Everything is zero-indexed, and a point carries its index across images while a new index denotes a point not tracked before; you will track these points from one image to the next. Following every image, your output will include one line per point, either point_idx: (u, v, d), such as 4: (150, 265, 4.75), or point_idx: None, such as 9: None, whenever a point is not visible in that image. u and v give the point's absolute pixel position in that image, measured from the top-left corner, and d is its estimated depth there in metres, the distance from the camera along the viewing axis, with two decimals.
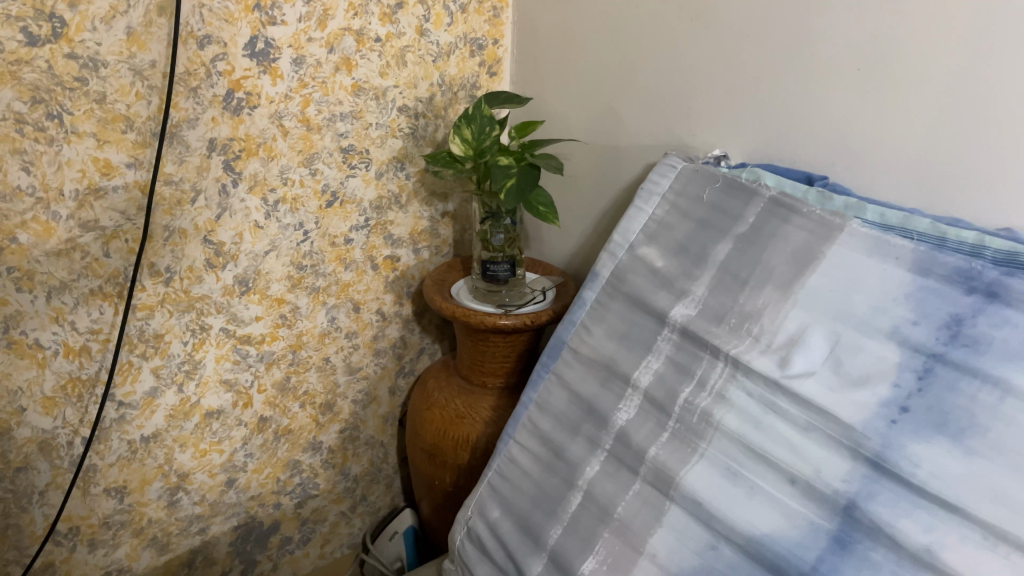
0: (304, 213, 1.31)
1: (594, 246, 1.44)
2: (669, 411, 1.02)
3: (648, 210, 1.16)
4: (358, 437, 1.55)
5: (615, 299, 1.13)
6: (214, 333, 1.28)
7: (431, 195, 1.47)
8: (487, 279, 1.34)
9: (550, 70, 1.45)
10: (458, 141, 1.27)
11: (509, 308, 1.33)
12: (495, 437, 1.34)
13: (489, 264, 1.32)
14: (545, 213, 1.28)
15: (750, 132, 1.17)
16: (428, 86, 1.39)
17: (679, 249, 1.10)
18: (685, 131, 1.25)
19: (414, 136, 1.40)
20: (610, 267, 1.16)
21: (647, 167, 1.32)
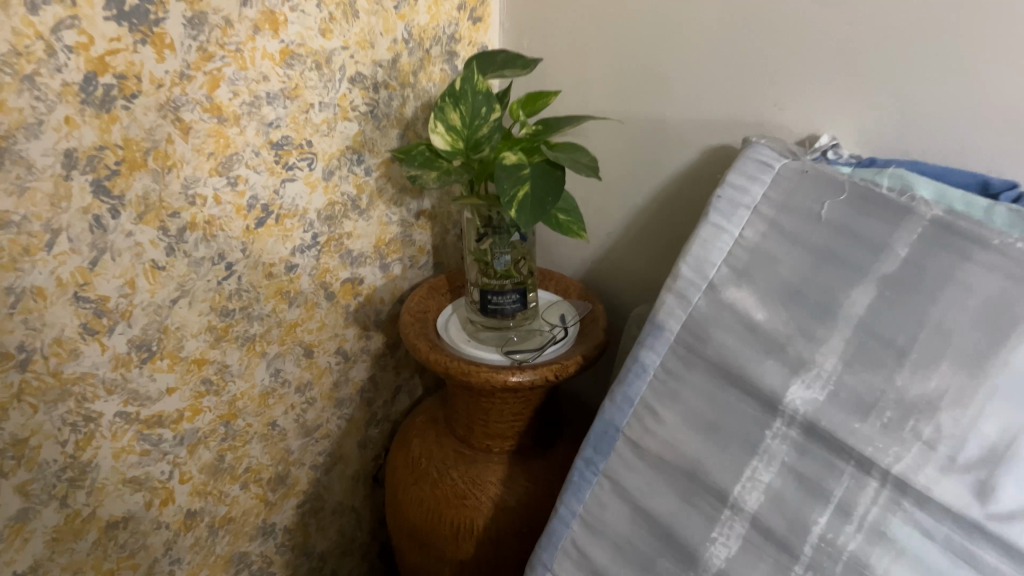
0: (224, 239, 0.91)
1: (634, 254, 1.07)
2: (796, 552, 0.68)
3: (734, 230, 0.79)
4: (322, 508, 1.19)
5: (692, 367, 0.77)
6: (107, 421, 0.89)
7: (402, 192, 1.08)
8: (489, 313, 0.98)
9: (553, 10, 1.05)
10: (441, 128, 0.87)
11: (521, 355, 0.96)
12: (510, 525, 1.00)
13: (490, 296, 0.96)
14: (571, 228, 0.92)
15: (878, 109, 0.79)
16: (389, 43, 0.98)
17: (789, 293, 0.74)
18: (762, 105, 0.87)
19: (373, 115, 1.00)
20: (680, 316, 0.79)
21: (705, 154, 0.94)
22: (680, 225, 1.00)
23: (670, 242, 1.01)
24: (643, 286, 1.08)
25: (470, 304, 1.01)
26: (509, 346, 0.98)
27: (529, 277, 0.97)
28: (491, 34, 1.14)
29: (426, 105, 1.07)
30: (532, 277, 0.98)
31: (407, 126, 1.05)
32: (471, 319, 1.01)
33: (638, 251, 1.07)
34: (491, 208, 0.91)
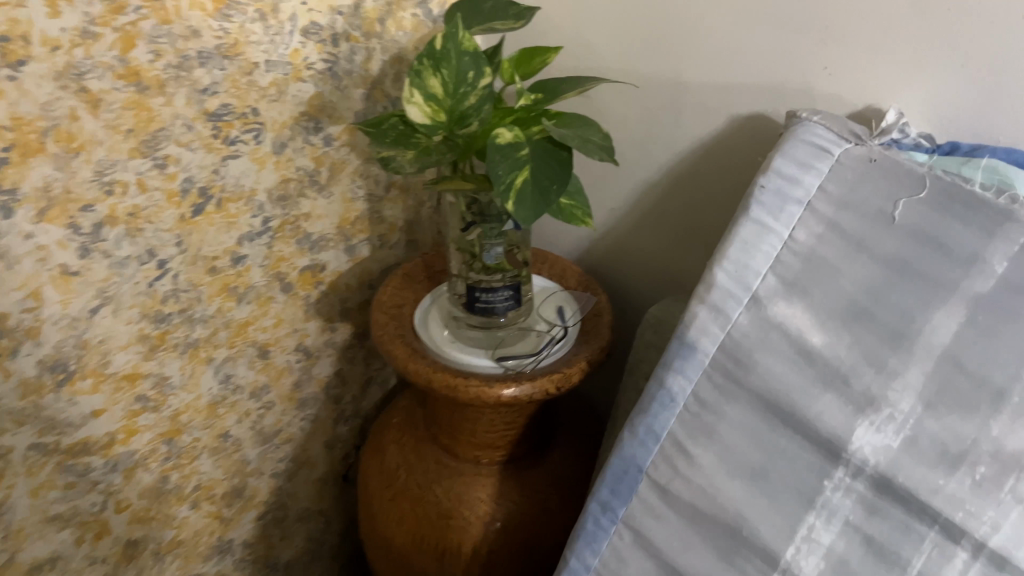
0: (154, 233, 0.74)
1: (644, 236, 0.93)
2: None
3: (782, 231, 0.64)
4: (286, 516, 1.06)
5: (731, 397, 0.64)
6: (19, 456, 0.73)
7: (368, 163, 0.91)
8: (476, 311, 0.83)
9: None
10: (417, 97, 0.70)
11: (515, 362, 0.82)
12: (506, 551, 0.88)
13: (478, 293, 0.81)
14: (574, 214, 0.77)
15: (959, 79, 0.64)
16: None
17: (854, 313, 0.61)
18: (808, 68, 0.72)
19: (333, 74, 0.83)
20: (715, 335, 0.65)
21: (733, 124, 0.79)
22: (701, 205, 0.85)
23: (688, 224, 0.87)
24: (654, 272, 0.94)
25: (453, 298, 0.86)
26: (501, 351, 0.84)
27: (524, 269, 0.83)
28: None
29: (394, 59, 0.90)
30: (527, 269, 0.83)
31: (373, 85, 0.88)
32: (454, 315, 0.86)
33: (650, 232, 0.92)
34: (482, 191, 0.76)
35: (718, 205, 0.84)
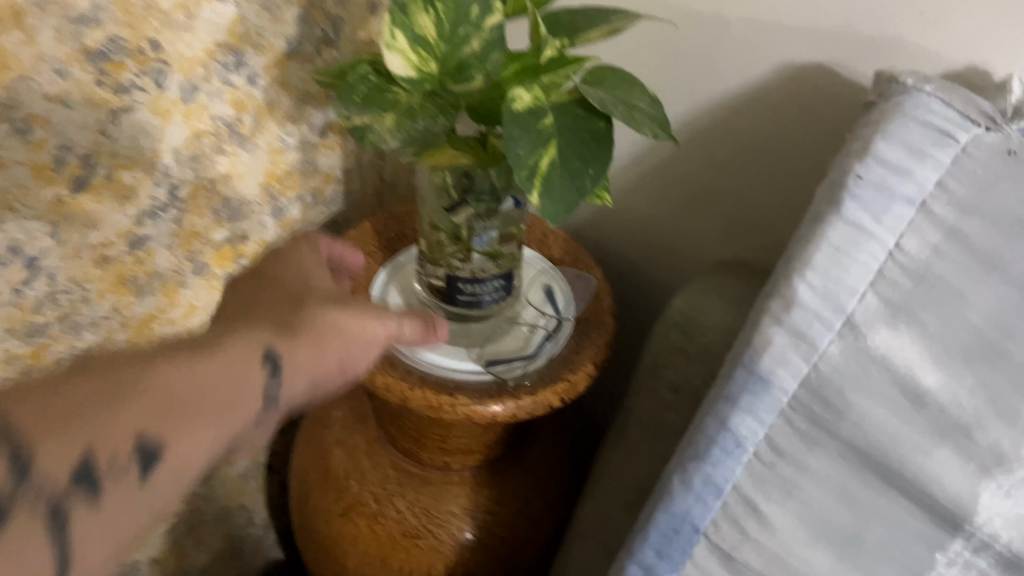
0: (21, 220, 0.56)
1: (645, 200, 0.78)
2: None
3: (888, 237, 0.50)
4: (202, 520, 0.90)
5: (817, 445, 0.51)
6: None
7: (303, 105, 0.70)
8: (457, 304, 0.66)
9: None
10: (398, 38, 0.51)
11: (506, 365, 0.66)
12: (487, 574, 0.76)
13: (462, 285, 0.64)
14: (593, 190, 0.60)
15: None
16: None
17: (980, 348, 0.49)
18: (896, 11, 0.56)
19: None
20: (796, 368, 0.52)
21: (781, 75, 0.63)
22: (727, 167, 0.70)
23: (706, 193, 0.72)
24: (655, 242, 0.80)
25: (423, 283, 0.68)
26: (488, 351, 0.67)
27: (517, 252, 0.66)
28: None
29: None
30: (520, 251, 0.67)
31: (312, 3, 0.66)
32: (424, 304, 0.69)
33: (653, 196, 0.77)
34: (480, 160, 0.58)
35: (749, 172, 0.69)
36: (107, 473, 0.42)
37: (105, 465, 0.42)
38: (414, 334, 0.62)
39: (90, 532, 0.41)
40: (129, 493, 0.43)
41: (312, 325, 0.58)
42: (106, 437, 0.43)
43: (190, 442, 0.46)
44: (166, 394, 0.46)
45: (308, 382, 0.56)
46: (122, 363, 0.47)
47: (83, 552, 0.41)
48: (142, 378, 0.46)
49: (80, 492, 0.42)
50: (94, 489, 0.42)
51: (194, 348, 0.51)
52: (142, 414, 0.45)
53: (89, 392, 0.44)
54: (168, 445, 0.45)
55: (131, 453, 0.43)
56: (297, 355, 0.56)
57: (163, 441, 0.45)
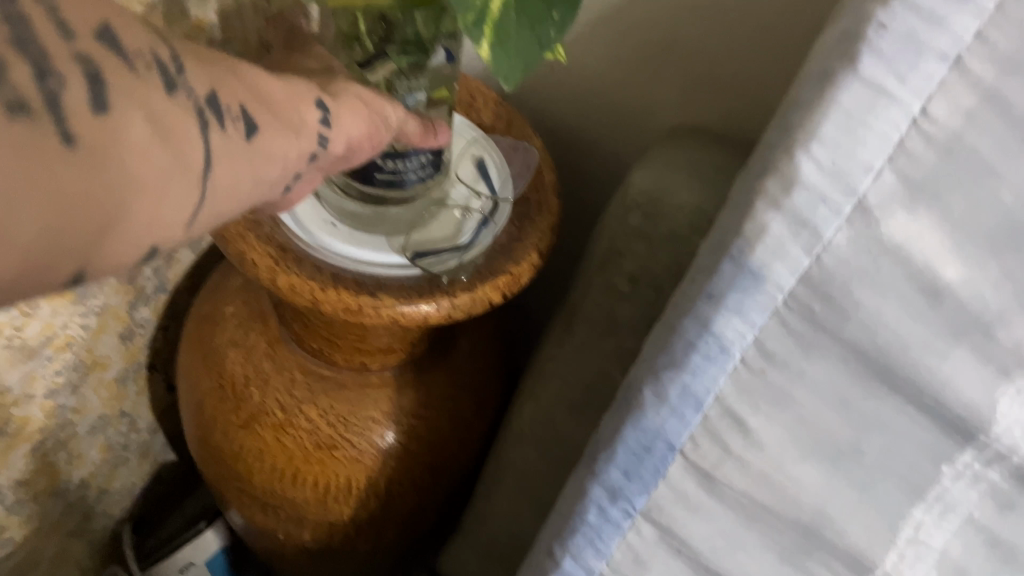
0: None
1: (605, 56, 0.72)
2: None
3: (916, 100, 0.41)
4: (75, 430, 0.80)
5: (813, 351, 0.44)
6: None
7: None
8: (377, 185, 0.57)
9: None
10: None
11: (448, 248, 0.57)
12: (418, 473, 0.71)
13: (383, 162, 0.55)
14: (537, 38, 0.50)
15: None
16: None
17: (1012, 236, 0.41)
18: None
19: None
20: (798, 257, 0.43)
21: None
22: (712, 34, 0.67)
23: (693, 64, 0.69)
24: (612, 102, 0.75)
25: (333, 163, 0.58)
26: (429, 236, 0.59)
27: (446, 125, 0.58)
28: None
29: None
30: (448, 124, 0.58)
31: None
32: (345, 188, 0.58)
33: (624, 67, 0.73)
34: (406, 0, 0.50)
35: (736, 37, 0.66)
36: (176, 82, 0.35)
37: (146, 65, 0.34)
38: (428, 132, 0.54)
39: (164, 173, 0.33)
40: (218, 135, 0.37)
41: (343, 93, 0.48)
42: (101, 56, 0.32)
43: (266, 143, 0.41)
44: (236, 77, 0.40)
45: (352, 145, 0.47)
46: (219, 57, 0.41)
47: (170, 200, 0.34)
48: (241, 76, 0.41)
49: (210, 110, 0.37)
50: (205, 105, 0.37)
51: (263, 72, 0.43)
52: (209, 68, 0.39)
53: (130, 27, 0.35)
54: (256, 133, 0.40)
55: (234, 112, 0.39)
56: (340, 119, 0.46)
57: (238, 101, 0.39)
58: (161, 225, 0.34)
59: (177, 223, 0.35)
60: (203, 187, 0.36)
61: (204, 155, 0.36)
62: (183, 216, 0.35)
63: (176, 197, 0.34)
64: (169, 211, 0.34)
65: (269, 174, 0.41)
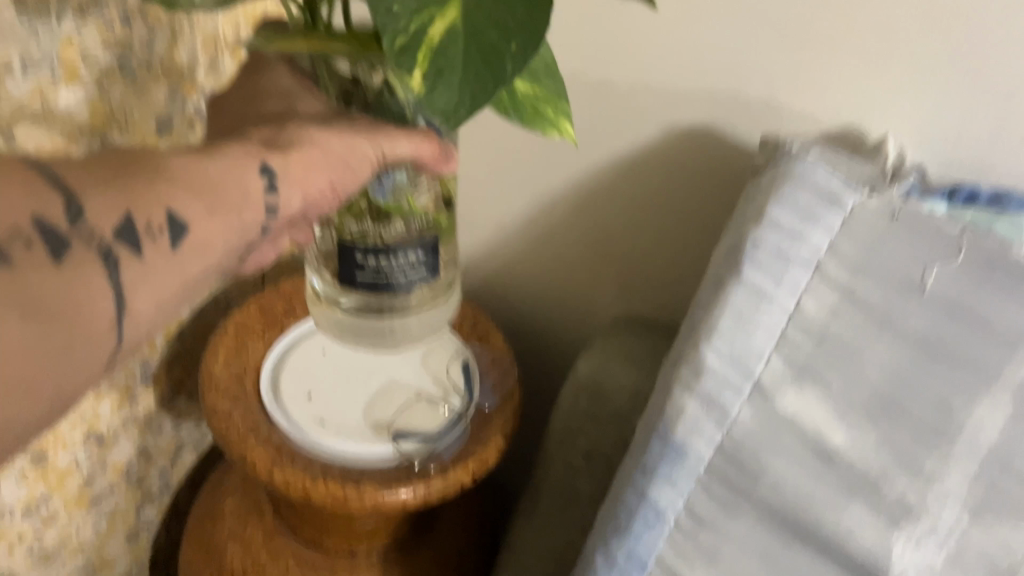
0: None
1: (535, 253, 0.78)
2: None
3: (785, 300, 0.52)
4: None
5: (734, 513, 0.52)
6: None
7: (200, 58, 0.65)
8: (363, 288, 0.54)
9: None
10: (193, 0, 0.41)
11: (425, 436, 0.65)
12: None
13: (365, 258, 0.52)
14: (500, 95, 0.47)
15: (968, 107, 0.53)
16: None
17: (879, 406, 0.49)
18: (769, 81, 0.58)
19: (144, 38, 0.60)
20: (711, 435, 0.52)
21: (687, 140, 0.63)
22: (651, 240, 0.70)
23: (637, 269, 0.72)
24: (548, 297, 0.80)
25: (316, 251, 0.56)
26: (411, 423, 0.67)
27: (442, 217, 0.55)
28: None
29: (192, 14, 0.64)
30: (445, 219, 0.55)
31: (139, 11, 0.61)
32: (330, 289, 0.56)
33: (577, 268, 0.76)
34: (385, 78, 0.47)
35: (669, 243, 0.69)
36: (69, 229, 0.38)
37: (30, 242, 0.36)
38: (438, 159, 0.48)
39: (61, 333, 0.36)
40: (138, 262, 0.39)
41: (291, 142, 0.46)
42: (9, 213, 0.37)
43: (213, 225, 0.43)
44: (167, 178, 0.41)
45: (326, 184, 0.47)
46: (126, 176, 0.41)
47: (80, 345, 0.37)
48: (157, 167, 0.41)
49: (120, 245, 0.39)
50: (113, 248, 0.39)
51: (188, 151, 0.43)
52: (113, 196, 0.40)
53: (23, 173, 0.38)
54: (187, 228, 0.41)
55: (145, 233, 0.40)
56: (291, 166, 0.46)
57: (165, 207, 0.41)
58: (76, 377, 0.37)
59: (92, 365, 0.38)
60: (123, 323, 0.39)
61: (116, 296, 0.38)
62: (100, 349, 0.38)
63: (101, 340, 0.38)
64: (99, 353, 0.38)
65: (233, 234, 0.44)
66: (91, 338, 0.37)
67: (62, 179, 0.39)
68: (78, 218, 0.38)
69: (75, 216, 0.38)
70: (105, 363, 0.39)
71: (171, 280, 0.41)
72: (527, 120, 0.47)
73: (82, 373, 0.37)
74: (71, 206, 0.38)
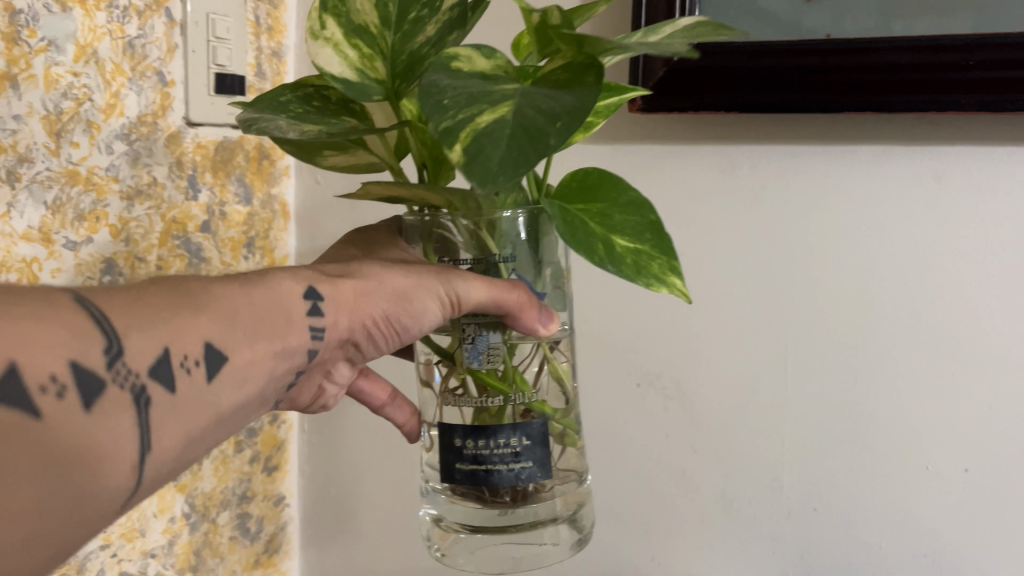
0: None
1: None
2: None
3: None
4: None
5: None
6: None
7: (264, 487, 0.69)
8: (460, 483, 0.39)
9: (324, 415, 0.71)
10: (285, 124, 0.35)
11: None
12: None
13: (464, 438, 0.39)
14: (594, 244, 0.35)
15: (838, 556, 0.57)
16: (167, 523, 0.59)
17: None
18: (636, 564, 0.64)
19: (241, 483, 0.67)
20: None
21: None
22: None
23: None
24: None
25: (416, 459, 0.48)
26: None
27: (560, 418, 0.41)
28: (288, 481, 0.72)
29: (221, 476, 0.64)
30: (571, 423, 0.42)
31: (207, 515, 0.63)
32: (438, 510, 0.41)
33: None
34: (474, 225, 0.38)
35: None
36: (107, 373, 0.30)
37: (64, 388, 0.28)
38: (528, 310, 0.37)
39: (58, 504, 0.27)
40: (167, 398, 0.32)
41: (347, 272, 0.40)
42: (39, 352, 0.28)
43: (256, 350, 0.36)
44: (195, 309, 0.34)
45: (379, 313, 0.39)
46: (183, 293, 0.34)
47: (90, 485, 0.28)
48: (195, 293, 0.34)
49: (155, 382, 0.32)
50: (148, 386, 0.31)
51: (233, 280, 0.36)
52: (154, 329, 0.32)
53: (62, 303, 0.30)
54: (227, 356, 0.34)
55: (197, 353, 0.33)
56: (341, 291, 0.38)
57: (208, 339, 0.33)
58: (80, 523, 0.28)
59: (98, 517, 0.29)
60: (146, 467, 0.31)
61: (144, 439, 0.31)
62: (109, 502, 0.30)
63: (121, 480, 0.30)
64: (112, 500, 0.30)
65: (273, 351, 0.37)
66: (105, 485, 0.29)
67: (104, 316, 0.31)
68: (114, 365, 0.30)
69: (112, 360, 0.30)
70: (120, 508, 0.30)
71: (206, 415, 0.34)
72: (626, 272, 0.35)
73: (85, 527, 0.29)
74: (111, 347, 0.30)
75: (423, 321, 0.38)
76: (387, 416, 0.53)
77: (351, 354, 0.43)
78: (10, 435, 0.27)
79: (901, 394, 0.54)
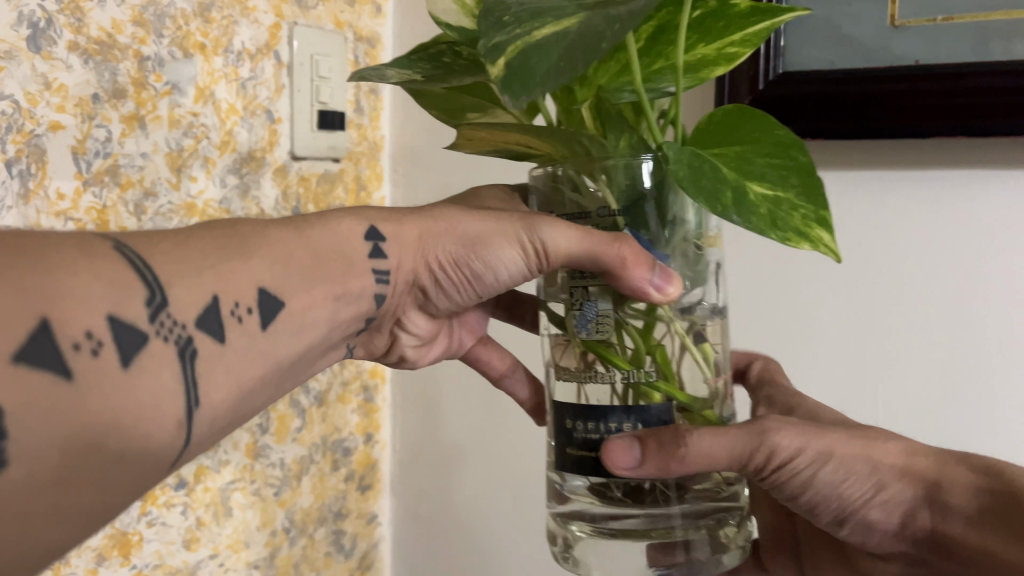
0: None
1: None
2: None
3: None
4: None
5: None
6: None
7: (358, 503, 0.72)
8: (571, 469, 0.41)
9: (416, 436, 0.73)
10: (394, 74, 0.39)
11: None
12: None
13: (573, 420, 0.40)
14: (722, 193, 0.34)
15: None
16: (268, 536, 0.63)
17: None
18: None
19: (337, 499, 0.70)
20: None
21: None
22: None
23: None
24: None
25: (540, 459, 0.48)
26: None
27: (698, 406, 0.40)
28: (382, 500, 0.75)
29: (318, 492, 0.67)
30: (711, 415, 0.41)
31: (305, 531, 0.66)
32: (572, 515, 0.42)
33: None
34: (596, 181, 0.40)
35: None
36: (154, 330, 0.31)
37: (100, 344, 0.29)
38: (634, 265, 0.37)
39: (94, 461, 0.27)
40: (218, 348, 0.33)
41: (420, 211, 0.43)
42: (77, 310, 0.28)
43: (313, 295, 0.38)
44: (263, 265, 0.36)
45: (448, 256, 0.42)
46: (248, 253, 0.35)
47: (130, 441, 0.29)
48: (261, 252, 0.36)
49: (202, 332, 0.33)
50: (193, 337, 0.32)
51: (288, 222, 0.38)
52: (204, 275, 0.33)
53: (102, 250, 0.31)
54: (284, 302, 0.36)
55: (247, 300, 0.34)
56: (408, 233, 0.42)
57: (256, 285, 0.35)
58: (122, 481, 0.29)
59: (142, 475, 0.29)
60: (195, 419, 0.31)
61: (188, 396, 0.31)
62: (154, 460, 0.30)
63: (165, 441, 0.30)
64: (155, 458, 0.30)
65: (335, 295, 0.40)
66: (145, 446, 0.29)
67: (146, 265, 0.32)
68: (158, 316, 0.31)
69: (156, 312, 0.31)
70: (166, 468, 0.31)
71: (262, 365, 0.36)
72: (756, 224, 0.33)
73: (126, 495, 0.29)
74: (154, 298, 0.31)
75: (495, 262, 0.41)
76: (506, 387, 0.59)
77: (418, 298, 0.46)
78: (38, 397, 0.26)
79: (1006, 426, 0.52)
